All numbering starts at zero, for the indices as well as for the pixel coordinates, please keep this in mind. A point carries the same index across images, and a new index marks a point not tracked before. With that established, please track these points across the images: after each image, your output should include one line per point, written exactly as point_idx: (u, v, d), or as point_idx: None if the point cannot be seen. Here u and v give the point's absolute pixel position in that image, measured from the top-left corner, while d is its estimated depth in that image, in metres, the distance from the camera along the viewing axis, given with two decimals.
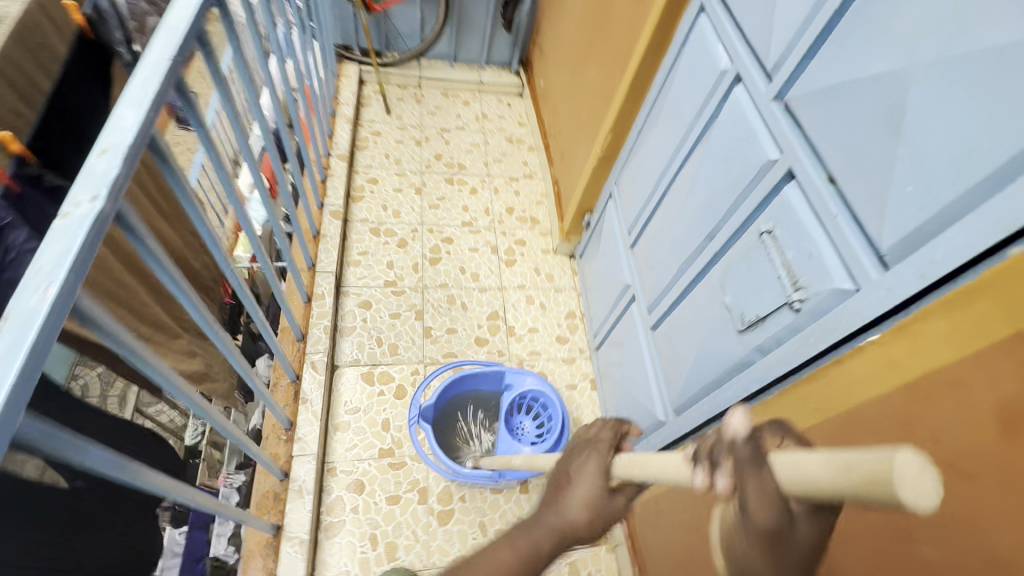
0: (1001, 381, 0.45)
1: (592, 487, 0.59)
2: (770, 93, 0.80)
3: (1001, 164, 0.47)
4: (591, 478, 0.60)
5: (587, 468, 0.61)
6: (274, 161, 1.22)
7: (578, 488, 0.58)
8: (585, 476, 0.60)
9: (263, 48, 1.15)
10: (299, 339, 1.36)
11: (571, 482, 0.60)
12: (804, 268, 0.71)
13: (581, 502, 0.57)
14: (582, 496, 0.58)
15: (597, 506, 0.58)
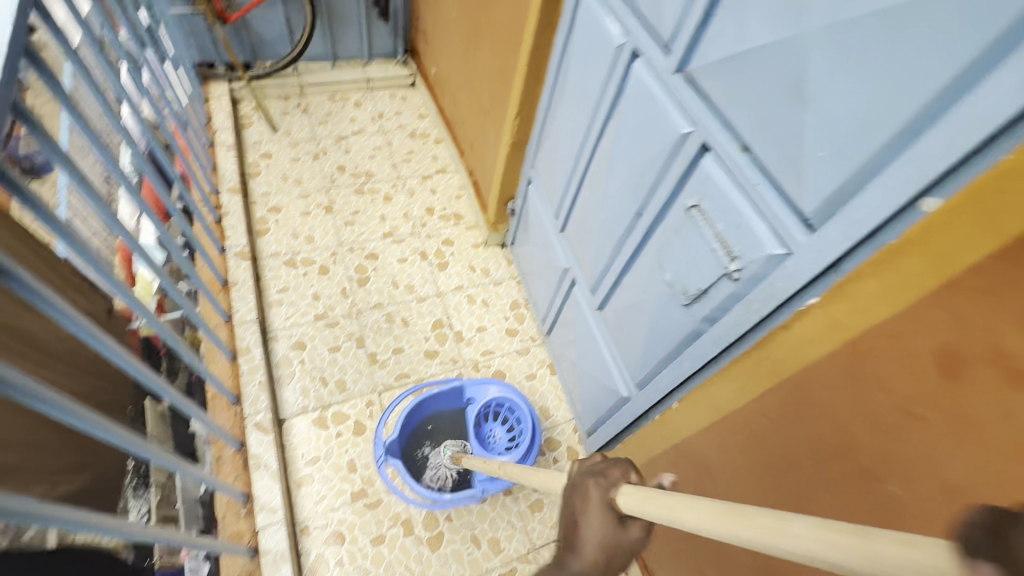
0: (936, 331, 0.48)
1: (604, 526, 0.56)
2: (670, 66, 0.80)
3: (908, 119, 0.49)
4: (599, 515, 0.57)
5: (592, 501, 0.58)
6: (157, 227, 1.08)
7: (590, 534, 0.56)
8: (591, 517, 0.57)
9: (109, 101, 0.99)
10: (234, 403, 1.26)
11: (582, 527, 0.57)
12: (735, 238, 0.72)
13: (595, 541, 0.56)
14: (593, 535, 0.56)
15: (614, 540, 0.56)
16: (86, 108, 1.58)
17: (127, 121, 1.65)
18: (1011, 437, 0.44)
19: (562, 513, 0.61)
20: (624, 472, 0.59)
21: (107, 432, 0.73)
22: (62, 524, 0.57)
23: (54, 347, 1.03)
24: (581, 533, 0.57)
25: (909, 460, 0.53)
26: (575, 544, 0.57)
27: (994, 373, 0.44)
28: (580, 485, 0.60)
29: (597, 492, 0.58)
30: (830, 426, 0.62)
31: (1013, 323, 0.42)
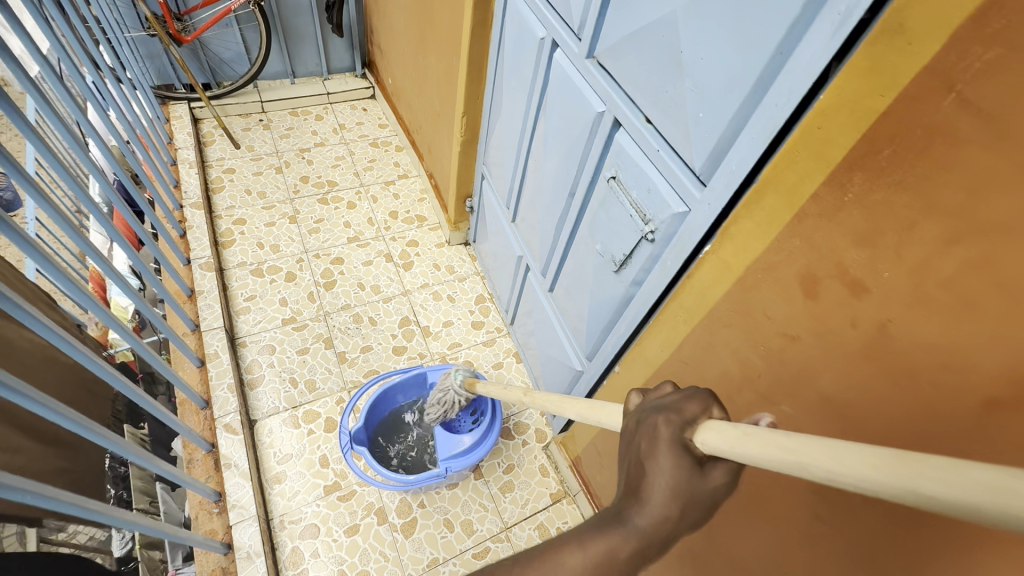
0: (798, 256, 0.55)
1: (680, 472, 0.41)
2: (582, 52, 0.87)
3: (758, 76, 0.55)
4: (674, 460, 0.41)
5: (660, 442, 0.43)
6: (129, 253, 1.15)
7: (660, 479, 0.41)
8: (664, 462, 0.41)
9: (75, 134, 1.04)
10: (204, 407, 1.29)
11: (652, 472, 0.42)
12: (647, 202, 0.79)
13: (662, 488, 0.41)
14: (662, 481, 0.41)
15: (691, 491, 0.41)
16: (53, 144, 1.55)
17: (97, 155, 1.65)
18: (860, 340, 0.51)
19: (619, 459, 0.46)
20: (706, 411, 0.44)
21: (93, 433, 0.79)
22: (14, 494, 0.62)
23: (35, 361, 1.05)
24: (649, 480, 0.41)
25: (792, 377, 0.60)
26: (639, 493, 0.41)
27: (841, 285, 0.51)
28: (644, 422, 0.46)
29: (675, 431, 0.43)
30: (734, 360, 0.68)
31: (848, 240, 0.49)
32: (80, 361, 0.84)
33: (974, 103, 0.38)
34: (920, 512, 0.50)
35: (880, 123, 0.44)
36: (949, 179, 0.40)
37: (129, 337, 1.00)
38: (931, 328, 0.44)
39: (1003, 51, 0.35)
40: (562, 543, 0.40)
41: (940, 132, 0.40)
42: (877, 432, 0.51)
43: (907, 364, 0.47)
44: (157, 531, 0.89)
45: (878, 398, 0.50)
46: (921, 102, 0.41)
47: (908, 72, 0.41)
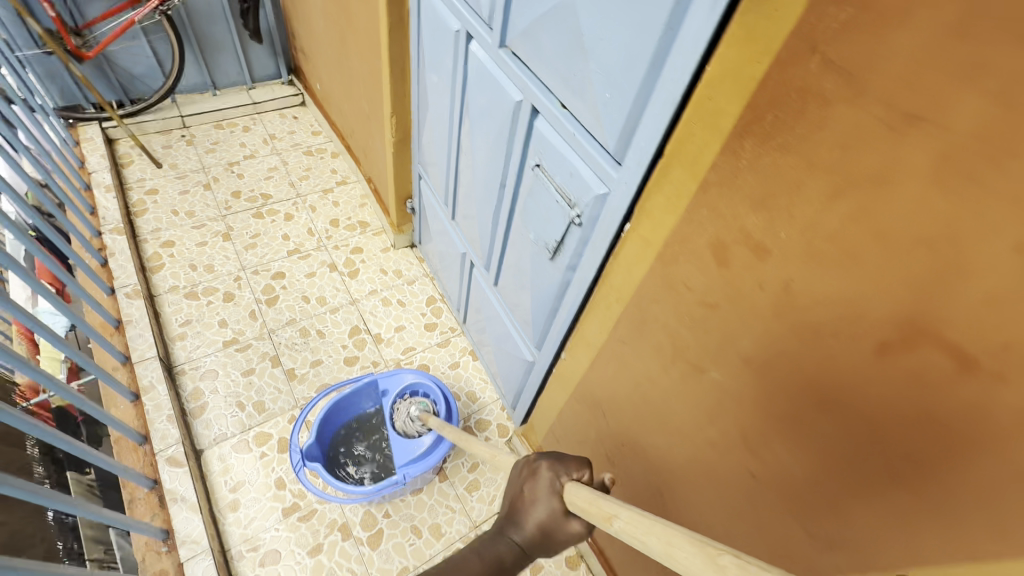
0: (706, 226, 0.56)
1: (549, 508, 0.56)
2: (495, 41, 0.86)
3: (653, 52, 0.56)
4: (547, 498, 0.57)
5: (543, 484, 0.58)
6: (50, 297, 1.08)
7: (534, 508, 0.57)
8: (539, 498, 0.57)
9: None
10: (142, 443, 1.23)
11: (528, 502, 0.58)
12: (570, 186, 0.79)
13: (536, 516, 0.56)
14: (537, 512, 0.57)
15: (555, 530, 0.56)
16: None
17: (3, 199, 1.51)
18: (768, 300, 0.53)
19: (507, 488, 0.62)
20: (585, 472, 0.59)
21: (21, 489, 0.74)
22: None
23: None
24: (524, 510, 0.58)
25: (716, 345, 0.62)
26: (517, 518, 0.57)
27: (746, 250, 0.53)
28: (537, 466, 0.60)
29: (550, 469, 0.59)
30: (665, 333, 0.70)
31: (748, 206, 0.51)
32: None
33: (836, 63, 0.39)
34: (838, 460, 0.52)
35: (760, 90, 0.45)
36: (824, 139, 0.42)
37: (55, 384, 0.94)
38: (826, 283, 0.46)
39: (855, 10, 0.37)
40: (463, 559, 0.54)
41: (812, 94, 0.42)
42: (796, 386, 0.53)
43: (810, 320, 0.49)
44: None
45: (792, 356, 0.53)
46: (792, 65, 0.42)
47: (778, 38, 0.42)
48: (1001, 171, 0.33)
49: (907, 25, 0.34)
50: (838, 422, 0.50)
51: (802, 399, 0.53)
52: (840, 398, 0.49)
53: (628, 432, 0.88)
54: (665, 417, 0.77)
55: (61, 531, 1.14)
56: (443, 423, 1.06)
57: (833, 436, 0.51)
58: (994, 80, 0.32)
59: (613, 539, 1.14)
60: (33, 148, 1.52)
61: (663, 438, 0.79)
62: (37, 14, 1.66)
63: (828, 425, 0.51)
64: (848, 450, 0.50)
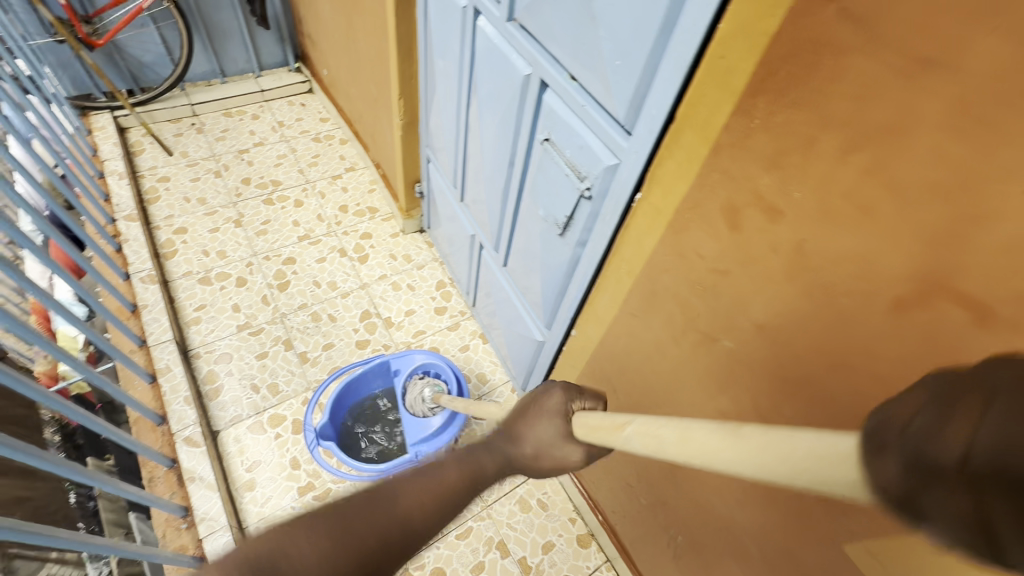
0: (718, 191, 0.56)
1: (553, 426, 0.57)
2: (503, 14, 0.86)
3: (663, 14, 0.55)
4: (549, 420, 0.58)
5: (548, 409, 0.59)
6: (68, 279, 1.10)
7: (537, 424, 0.58)
8: (544, 415, 0.58)
9: None
10: (159, 423, 1.26)
11: (533, 417, 0.59)
12: (580, 159, 0.79)
13: (534, 438, 0.57)
14: (536, 434, 0.57)
15: (547, 450, 0.57)
16: None
17: (19, 187, 1.54)
18: (781, 263, 0.52)
19: (518, 403, 0.63)
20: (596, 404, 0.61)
21: (45, 460, 0.76)
22: None
23: None
24: (523, 427, 0.59)
25: (727, 312, 0.62)
26: (516, 434, 0.58)
27: (759, 213, 0.52)
28: (544, 391, 0.61)
29: (569, 390, 0.61)
30: (676, 303, 0.70)
31: (760, 167, 0.50)
32: (19, 390, 0.80)
33: (850, 11, 0.39)
34: (851, 423, 0.52)
35: (774, 45, 0.45)
36: (839, 92, 0.41)
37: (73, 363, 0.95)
38: (840, 241, 0.46)
39: None
40: (447, 463, 0.52)
41: (826, 45, 0.41)
42: (809, 350, 0.53)
43: (823, 281, 0.49)
44: (128, 552, 0.87)
45: (805, 319, 0.52)
46: (806, 16, 0.42)
47: None
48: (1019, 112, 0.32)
49: None
50: (850, 383, 0.50)
51: (815, 363, 0.53)
52: (854, 360, 0.49)
53: (639, 407, 0.88)
54: (675, 389, 0.77)
55: (84, 515, 1.17)
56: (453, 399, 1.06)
57: (847, 399, 0.51)
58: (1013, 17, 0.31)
59: (624, 517, 1.15)
60: (48, 137, 1.54)
61: (674, 411, 0.79)
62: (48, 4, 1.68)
63: (840, 387, 0.51)
64: (862, 413, 0.50)
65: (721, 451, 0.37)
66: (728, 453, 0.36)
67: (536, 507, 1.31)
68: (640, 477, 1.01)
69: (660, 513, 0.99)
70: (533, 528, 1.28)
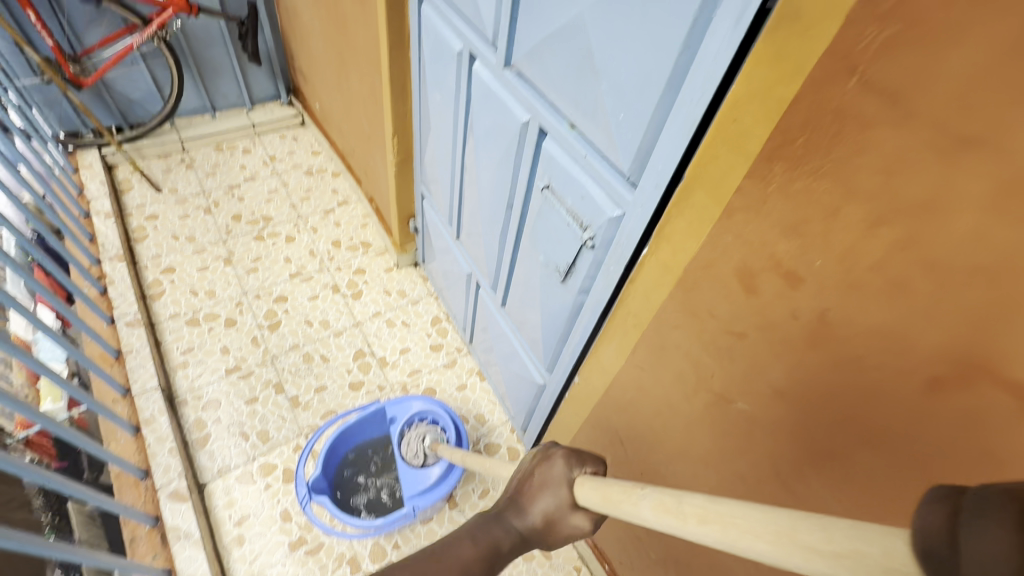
0: (732, 252, 0.54)
1: (557, 499, 0.52)
2: (499, 61, 0.84)
3: (670, 71, 0.54)
4: (556, 489, 0.53)
5: (554, 474, 0.54)
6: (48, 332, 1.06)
7: (542, 495, 0.53)
8: (549, 486, 0.53)
9: None
10: (142, 478, 1.20)
11: (535, 489, 0.54)
12: (582, 208, 0.76)
13: (543, 509, 0.52)
14: (544, 504, 0.52)
15: (557, 523, 0.52)
16: None
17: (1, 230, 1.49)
18: (803, 330, 0.50)
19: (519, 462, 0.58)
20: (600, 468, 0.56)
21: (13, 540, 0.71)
22: None
23: None
24: (529, 497, 0.53)
25: (744, 375, 0.59)
26: (521, 503, 0.53)
27: (777, 278, 0.50)
28: (546, 451, 0.57)
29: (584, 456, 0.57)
30: (687, 360, 0.67)
31: (778, 232, 0.48)
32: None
33: (878, 85, 0.37)
34: (884, 501, 0.49)
35: (791, 112, 0.43)
36: (864, 163, 0.39)
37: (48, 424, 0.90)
38: (869, 314, 0.43)
39: (897, 28, 0.34)
40: (456, 541, 0.48)
41: (850, 116, 0.39)
42: (835, 421, 0.50)
43: (850, 353, 0.46)
44: None
45: (830, 390, 0.49)
46: (827, 86, 0.40)
47: (811, 58, 0.40)
48: None
49: (961, 44, 0.32)
50: (882, 460, 0.47)
51: (841, 435, 0.50)
52: (886, 436, 0.46)
53: (648, 461, 0.84)
54: (688, 447, 0.73)
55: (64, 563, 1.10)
56: (452, 449, 1.01)
57: (878, 474, 0.48)
58: None
59: (631, 569, 1.10)
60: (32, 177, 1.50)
61: (686, 468, 0.76)
62: (36, 44, 1.66)
63: (871, 462, 0.48)
64: (896, 491, 0.47)
65: (748, 518, 0.32)
66: (753, 519, 0.32)
67: (539, 556, 1.26)
68: (650, 530, 0.97)
69: (671, 569, 0.94)
70: None
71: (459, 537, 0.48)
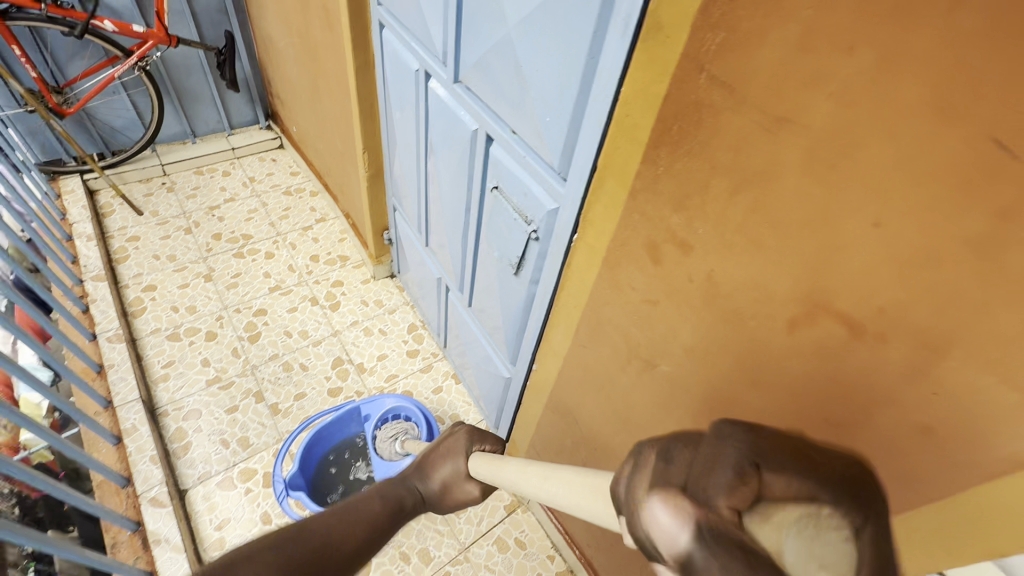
0: (640, 229, 0.62)
1: (455, 467, 0.67)
2: (450, 77, 0.94)
3: (580, 77, 0.63)
4: (455, 459, 0.68)
5: (453, 449, 0.69)
6: (33, 345, 1.11)
7: (442, 466, 0.67)
8: (450, 456, 0.68)
9: None
10: (124, 485, 1.24)
11: (438, 460, 0.68)
12: (525, 204, 0.85)
13: (443, 475, 0.66)
14: (444, 472, 0.67)
15: (454, 487, 0.67)
16: None
17: None
18: (697, 290, 0.58)
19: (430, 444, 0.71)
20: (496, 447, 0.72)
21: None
22: None
23: None
24: (431, 466, 0.67)
25: (661, 339, 0.67)
26: (425, 471, 0.67)
27: (674, 247, 0.58)
28: (451, 432, 0.72)
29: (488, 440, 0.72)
30: (619, 333, 0.74)
31: (670, 208, 0.57)
32: None
33: (719, 78, 0.46)
34: None
35: (666, 105, 0.52)
36: (719, 143, 0.48)
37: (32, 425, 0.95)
38: (740, 270, 0.52)
39: (725, 35, 0.44)
40: (368, 496, 0.56)
41: (704, 105, 0.48)
42: (731, 369, 0.58)
43: (733, 306, 0.54)
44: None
45: (723, 342, 0.58)
46: (686, 82, 0.49)
47: (673, 59, 0.49)
48: (851, 158, 0.39)
49: (766, 45, 0.41)
50: (767, 398, 0.55)
51: (736, 380, 0.58)
52: (767, 374, 0.54)
53: (598, 436, 0.91)
54: (628, 415, 0.80)
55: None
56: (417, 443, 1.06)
57: (767, 411, 0.56)
58: (834, 84, 0.38)
59: (598, 551, 1.15)
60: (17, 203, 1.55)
61: (629, 436, 0.83)
62: (19, 77, 1.73)
63: (760, 402, 0.56)
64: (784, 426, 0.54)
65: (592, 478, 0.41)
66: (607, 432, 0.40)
67: (513, 546, 1.31)
68: None
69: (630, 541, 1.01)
70: (511, 568, 1.27)
71: (369, 493, 0.57)
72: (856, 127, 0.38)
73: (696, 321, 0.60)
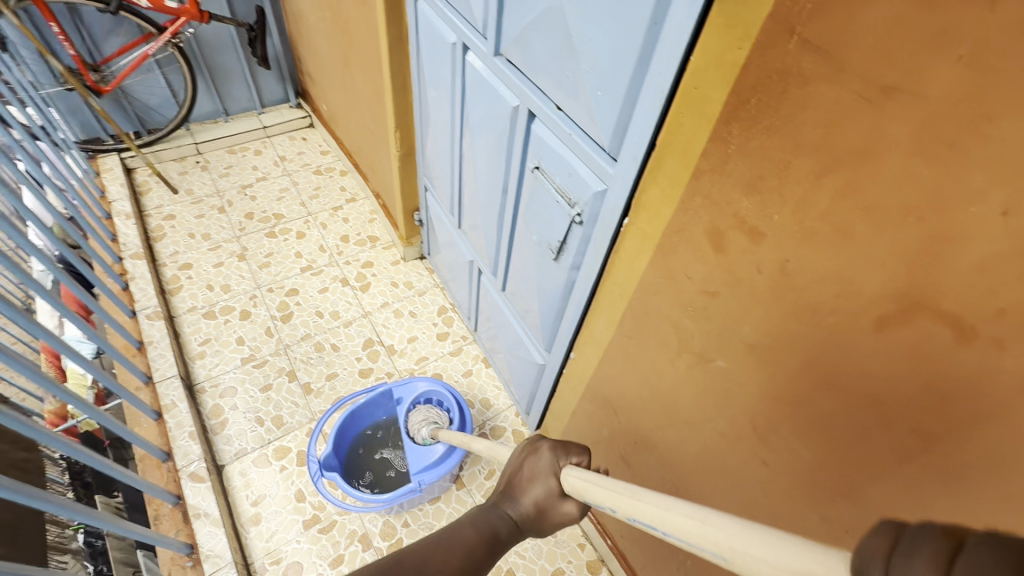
0: (702, 214, 0.57)
1: (546, 487, 0.59)
2: (490, 49, 0.89)
3: (641, 46, 0.57)
4: (545, 478, 0.59)
5: (540, 466, 0.60)
6: (78, 323, 1.13)
7: (532, 487, 0.59)
8: (538, 477, 0.60)
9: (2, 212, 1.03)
10: (164, 460, 1.26)
11: (525, 481, 0.60)
12: (569, 185, 0.80)
13: (535, 498, 0.58)
14: (537, 494, 0.59)
15: (550, 509, 0.59)
16: None
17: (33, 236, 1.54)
18: (766, 282, 0.53)
19: (512, 455, 0.64)
20: (585, 459, 0.62)
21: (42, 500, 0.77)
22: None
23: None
24: (520, 486, 0.60)
25: (719, 332, 0.62)
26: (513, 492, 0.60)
27: (741, 235, 0.53)
28: (535, 444, 0.63)
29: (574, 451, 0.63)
30: (669, 325, 0.70)
31: (740, 191, 0.51)
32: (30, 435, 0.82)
33: (814, 43, 0.40)
34: (849, 444, 0.51)
35: (744, 75, 0.46)
36: (808, 117, 0.43)
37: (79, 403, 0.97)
38: (820, 261, 0.47)
39: None
40: (461, 526, 0.53)
41: (792, 74, 0.43)
42: (801, 369, 0.53)
43: (809, 300, 0.49)
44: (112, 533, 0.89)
45: (794, 339, 0.53)
46: (771, 48, 0.43)
47: (757, 21, 0.44)
48: (978, 134, 0.33)
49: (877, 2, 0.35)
50: (843, 402, 0.50)
51: (807, 381, 0.53)
52: (845, 377, 0.49)
53: (641, 429, 0.87)
54: (675, 410, 0.76)
55: (91, 554, 1.16)
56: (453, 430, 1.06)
57: (842, 417, 0.51)
58: (966, 46, 0.32)
59: (633, 543, 1.13)
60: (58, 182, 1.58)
61: (675, 432, 0.79)
62: (58, 54, 1.75)
63: (834, 406, 0.51)
64: (861, 433, 0.50)
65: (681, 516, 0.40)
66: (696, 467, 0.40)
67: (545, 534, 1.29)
68: None
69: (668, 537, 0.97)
70: (541, 555, 1.26)
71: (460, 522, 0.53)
72: (989, 98, 0.32)
73: (762, 314, 0.55)
